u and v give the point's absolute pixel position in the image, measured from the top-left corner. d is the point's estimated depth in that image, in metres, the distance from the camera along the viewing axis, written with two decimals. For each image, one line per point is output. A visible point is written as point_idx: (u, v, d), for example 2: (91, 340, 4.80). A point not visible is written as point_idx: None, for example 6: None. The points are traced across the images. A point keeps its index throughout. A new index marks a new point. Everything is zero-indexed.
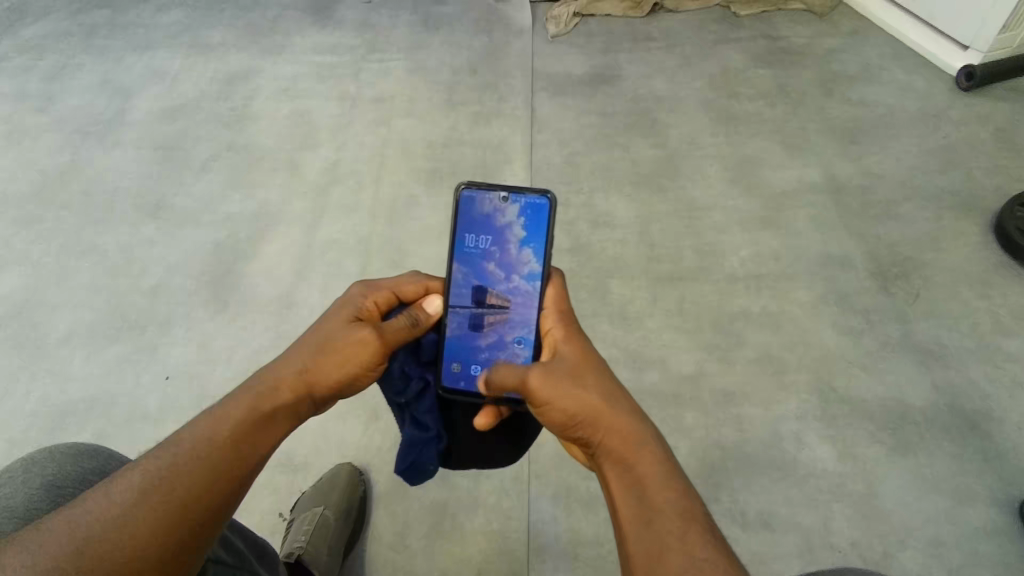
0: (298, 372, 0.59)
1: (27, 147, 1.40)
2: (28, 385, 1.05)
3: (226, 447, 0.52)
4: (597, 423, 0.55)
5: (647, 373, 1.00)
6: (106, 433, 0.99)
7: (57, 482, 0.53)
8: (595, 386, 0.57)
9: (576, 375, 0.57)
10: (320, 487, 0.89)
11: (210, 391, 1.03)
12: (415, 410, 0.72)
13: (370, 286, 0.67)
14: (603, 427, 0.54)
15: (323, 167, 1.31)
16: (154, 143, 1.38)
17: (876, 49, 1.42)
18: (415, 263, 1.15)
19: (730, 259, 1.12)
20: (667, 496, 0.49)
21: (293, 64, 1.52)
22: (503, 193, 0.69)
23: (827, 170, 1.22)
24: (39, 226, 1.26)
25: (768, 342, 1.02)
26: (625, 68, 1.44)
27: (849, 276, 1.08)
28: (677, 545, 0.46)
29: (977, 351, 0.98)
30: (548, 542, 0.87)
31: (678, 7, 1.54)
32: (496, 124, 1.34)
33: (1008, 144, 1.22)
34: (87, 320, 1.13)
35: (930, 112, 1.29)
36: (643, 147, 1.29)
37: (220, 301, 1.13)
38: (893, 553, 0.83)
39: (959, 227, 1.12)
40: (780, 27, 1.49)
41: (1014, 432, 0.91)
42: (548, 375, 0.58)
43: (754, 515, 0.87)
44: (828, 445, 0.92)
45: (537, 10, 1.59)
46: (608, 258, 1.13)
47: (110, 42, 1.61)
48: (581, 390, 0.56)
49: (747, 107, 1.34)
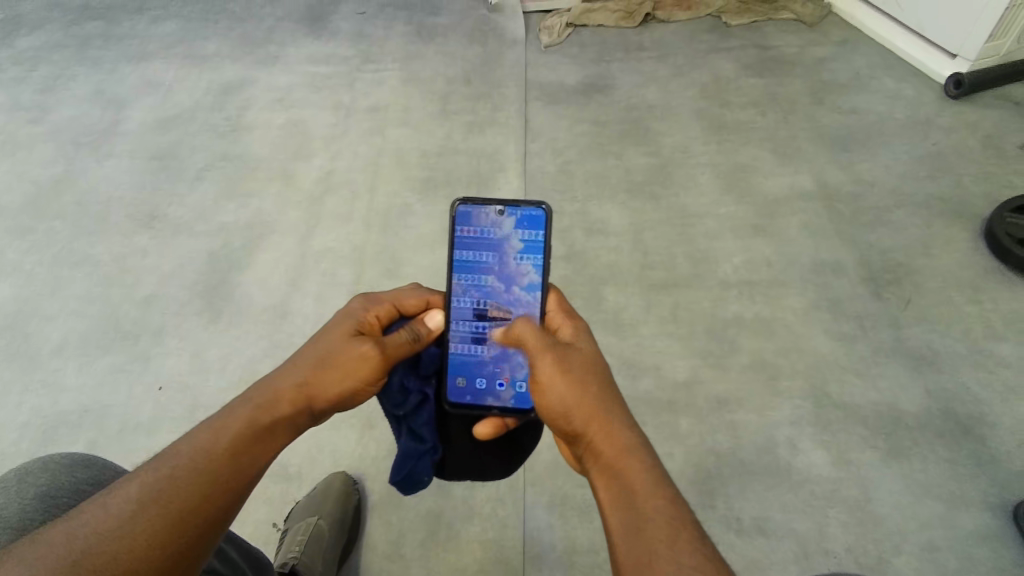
0: (298, 386, 0.59)
1: (20, 157, 1.40)
2: (20, 396, 1.05)
3: (224, 459, 0.52)
4: (589, 428, 0.55)
5: (642, 381, 1.00)
6: (98, 444, 0.99)
7: (51, 493, 0.53)
8: (588, 388, 0.57)
9: (569, 375, 0.58)
10: (314, 497, 0.88)
11: (204, 402, 1.02)
12: (413, 422, 0.71)
13: (372, 300, 0.67)
14: (593, 430, 0.55)
15: (318, 177, 1.31)
16: (148, 153, 1.39)
17: (865, 58, 1.44)
18: (411, 272, 1.15)
19: (723, 266, 1.13)
20: (655, 504, 0.49)
21: (287, 75, 1.52)
22: (498, 208, 0.70)
23: (818, 178, 1.23)
24: (32, 237, 1.26)
25: (762, 348, 1.02)
26: (618, 77, 1.45)
27: (842, 282, 1.09)
28: (666, 553, 0.46)
29: (969, 356, 0.99)
30: (544, 550, 0.87)
31: (670, 18, 1.56)
32: (490, 133, 1.35)
33: (996, 150, 1.23)
34: (80, 330, 1.12)
35: (919, 119, 1.31)
36: (636, 155, 1.30)
37: (214, 311, 1.13)
38: (887, 558, 0.83)
39: (949, 233, 1.13)
40: (771, 36, 1.51)
41: (1006, 436, 0.91)
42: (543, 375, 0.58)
43: (749, 521, 0.87)
44: (822, 450, 0.92)
45: (530, 20, 1.61)
46: (603, 265, 1.14)
47: (104, 53, 1.62)
48: (575, 391, 0.57)
49: (739, 115, 1.35)
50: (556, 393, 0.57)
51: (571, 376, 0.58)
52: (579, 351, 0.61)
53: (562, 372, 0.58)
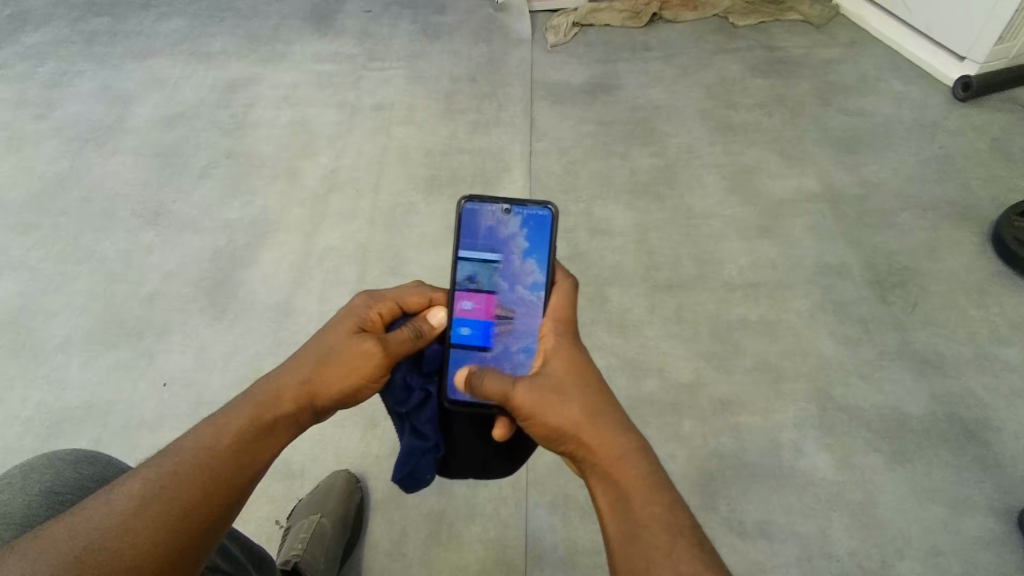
0: (301, 383, 0.59)
1: (25, 153, 1.40)
2: (24, 391, 1.05)
3: (226, 458, 0.52)
4: (579, 442, 0.54)
5: (645, 382, 1.00)
6: (101, 440, 0.99)
7: (56, 489, 0.53)
8: (576, 400, 0.56)
9: (555, 391, 0.57)
10: (316, 495, 0.88)
11: (206, 399, 1.02)
12: (415, 420, 0.71)
13: (374, 297, 0.67)
14: (584, 443, 0.54)
15: (323, 175, 1.31)
16: (154, 150, 1.39)
17: (872, 59, 1.44)
18: (414, 270, 1.15)
19: (728, 267, 1.12)
20: (653, 512, 0.49)
21: (293, 72, 1.52)
22: (505, 206, 0.70)
23: (823, 179, 1.23)
24: (37, 232, 1.26)
25: (766, 350, 1.02)
26: (624, 78, 1.45)
27: (847, 284, 1.08)
28: (666, 562, 0.46)
29: (975, 360, 0.98)
30: (546, 550, 0.87)
31: (676, 18, 1.55)
32: (494, 133, 1.35)
33: (1003, 154, 1.22)
34: (84, 326, 1.12)
35: (926, 122, 1.30)
36: (641, 155, 1.29)
37: (218, 308, 1.13)
38: (890, 563, 0.83)
39: (955, 236, 1.13)
40: (777, 38, 1.50)
41: (1011, 441, 0.91)
42: (528, 396, 0.57)
43: (752, 524, 0.87)
44: (826, 453, 0.92)
45: (536, 20, 1.61)
46: (607, 265, 1.13)
47: (110, 49, 1.62)
48: (564, 405, 0.56)
49: (744, 117, 1.35)
50: (542, 412, 0.56)
51: (554, 393, 0.57)
52: (566, 359, 0.60)
53: (548, 390, 0.57)
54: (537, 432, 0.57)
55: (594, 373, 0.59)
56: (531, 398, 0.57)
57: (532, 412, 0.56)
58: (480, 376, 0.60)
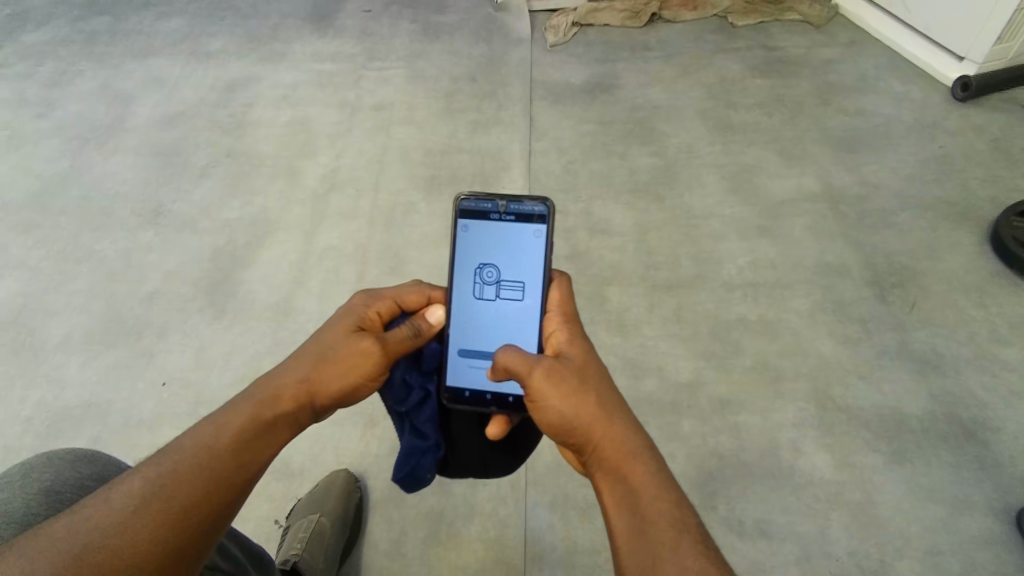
0: (299, 382, 0.59)
1: (25, 153, 1.40)
2: (23, 391, 1.05)
3: (225, 456, 0.52)
4: (591, 435, 0.55)
5: (645, 381, 1.00)
6: (101, 440, 0.99)
7: (56, 489, 0.53)
8: (590, 395, 0.56)
9: (570, 384, 0.57)
10: (316, 494, 0.88)
11: (206, 398, 1.02)
12: (415, 419, 0.71)
13: (373, 296, 0.67)
14: (597, 437, 0.54)
15: (323, 175, 1.31)
16: (154, 149, 1.39)
17: (872, 59, 1.44)
18: (413, 269, 1.15)
19: (727, 266, 1.12)
20: (660, 507, 0.49)
21: (293, 72, 1.52)
22: (501, 203, 0.70)
23: (822, 179, 1.23)
24: (36, 232, 1.26)
25: (765, 350, 1.02)
26: (624, 77, 1.45)
27: (846, 284, 1.09)
28: (671, 557, 0.46)
29: (974, 360, 0.98)
30: (546, 549, 0.87)
31: (676, 18, 1.55)
32: (494, 132, 1.35)
33: (1003, 154, 1.22)
34: (84, 325, 1.12)
35: (926, 122, 1.30)
36: (640, 155, 1.30)
37: (218, 308, 1.13)
38: (889, 562, 0.83)
39: (954, 237, 1.13)
40: (777, 38, 1.50)
41: (1010, 440, 0.91)
42: (545, 384, 0.57)
43: (751, 523, 0.87)
44: (826, 453, 0.92)
45: (536, 19, 1.61)
46: (606, 265, 1.13)
47: (110, 49, 1.62)
48: (578, 398, 0.56)
49: (744, 117, 1.35)
50: (557, 401, 0.56)
51: (569, 386, 0.57)
52: (575, 355, 0.60)
53: (562, 381, 0.57)
54: (547, 422, 0.57)
55: (606, 373, 0.59)
56: (548, 387, 0.57)
57: (546, 399, 0.57)
58: (506, 350, 0.61)
